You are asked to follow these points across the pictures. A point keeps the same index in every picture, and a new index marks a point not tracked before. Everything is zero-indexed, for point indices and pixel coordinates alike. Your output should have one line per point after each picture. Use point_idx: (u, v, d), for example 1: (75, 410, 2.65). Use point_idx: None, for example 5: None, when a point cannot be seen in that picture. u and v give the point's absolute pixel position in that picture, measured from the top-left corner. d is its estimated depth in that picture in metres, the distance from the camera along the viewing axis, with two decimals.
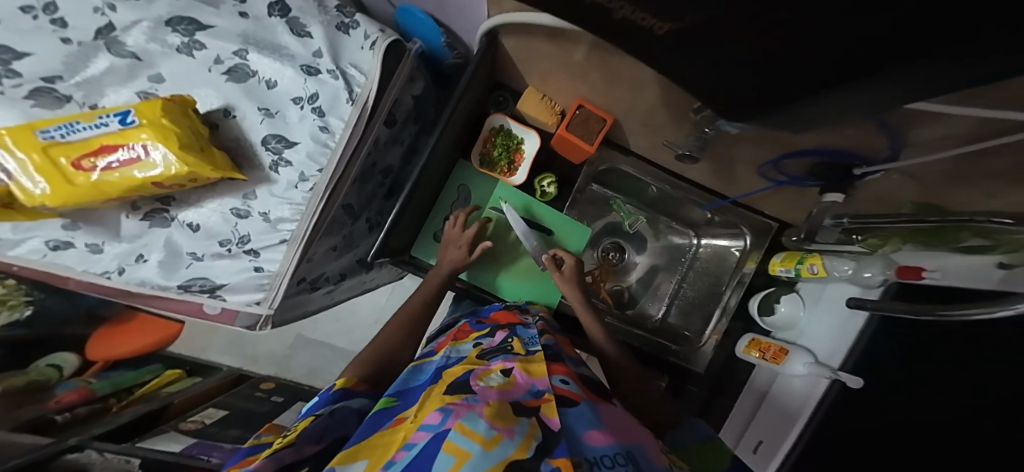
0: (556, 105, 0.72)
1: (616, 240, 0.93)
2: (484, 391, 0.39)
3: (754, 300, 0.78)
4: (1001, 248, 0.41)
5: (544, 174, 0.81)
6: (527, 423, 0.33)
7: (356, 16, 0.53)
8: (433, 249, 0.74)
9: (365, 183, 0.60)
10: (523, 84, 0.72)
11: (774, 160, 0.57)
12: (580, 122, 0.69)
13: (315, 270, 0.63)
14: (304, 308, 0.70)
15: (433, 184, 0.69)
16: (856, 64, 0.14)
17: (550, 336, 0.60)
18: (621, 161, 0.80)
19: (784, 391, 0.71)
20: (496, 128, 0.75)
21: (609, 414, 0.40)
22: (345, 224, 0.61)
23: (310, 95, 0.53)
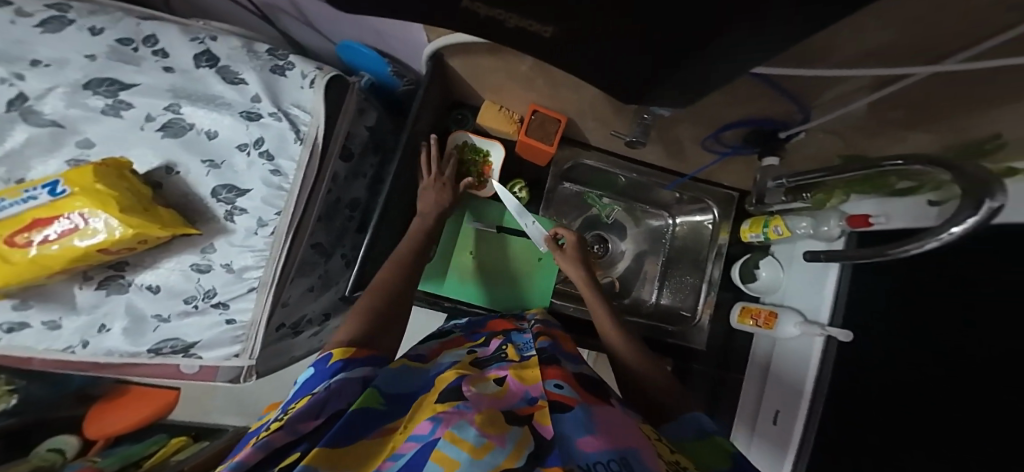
0: (514, 113, 0.74)
1: (598, 232, 0.95)
2: (477, 398, 0.38)
3: (736, 268, 0.82)
4: (928, 187, 0.43)
5: (515, 180, 0.82)
6: (518, 433, 0.33)
7: (288, 58, 0.54)
8: None
9: (329, 218, 0.59)
10: (480, 99, 0.74)
11: (712, 135, 0.60)
12: (537, 125, 0.71)
13: (291, 312, 0.61)
14: (294, 352, 0.67)
15: (404, 211, 0.69)
16: (717, 45, 0.16)
17: (547, 337, 0.59)
18: (584, 155, 0.83)
19: (782, 355, 0.72)
20: (460, 145, 0.74)
21: (608, 418, 0.40)
22: (316, 262, 0.60)
23: (255, 140, 0.53)
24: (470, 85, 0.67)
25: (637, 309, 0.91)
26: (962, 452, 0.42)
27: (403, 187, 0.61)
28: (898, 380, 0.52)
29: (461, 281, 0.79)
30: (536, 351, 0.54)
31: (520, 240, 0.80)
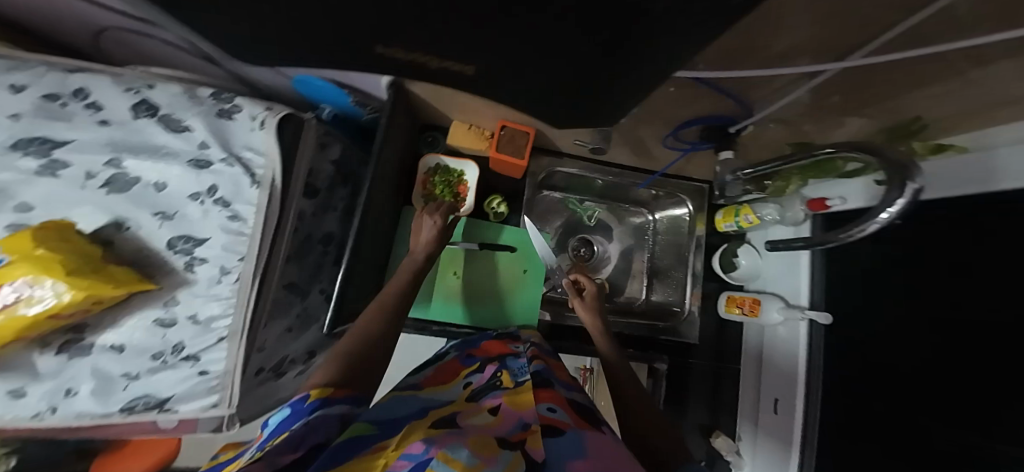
0: (484, 131, 0.75)
1: (582, 235, 0.96)
2: (470, 426, 0.39)
3: (716, 258, 0.84)
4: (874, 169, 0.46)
5: (493, 196, 0.83)
6: (509, 455, 0.33)
7: (235, 101, 0.54)
8: None
9: (298, 256, 0.58)
10: (449, 120, 0.74)
11: (670, 133, 0.63)
12: (506, 141, 0.73)
13: (271, 357, 0.59)
14: (279, 395, 0.64)
15: (382, 242, 0.67)
16: (622, 71, 0.17)
17: (541, 361, 0.60)
18: (558, 164, 0.84)
19: (772, 343, 0.73)
20: (433, 167, 0.75)
21: (598, 443, 0.38)
22: (290, 301, 0.59)
23: (207, 188, 0.52)
24: (438, 108, 0.68)
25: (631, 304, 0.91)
26: None
27: (377, 217, 0.60)
28: None
29: (448, 303, 0.78)
30: (530, 375, 0.54)
31: (504, 255, 0.81)
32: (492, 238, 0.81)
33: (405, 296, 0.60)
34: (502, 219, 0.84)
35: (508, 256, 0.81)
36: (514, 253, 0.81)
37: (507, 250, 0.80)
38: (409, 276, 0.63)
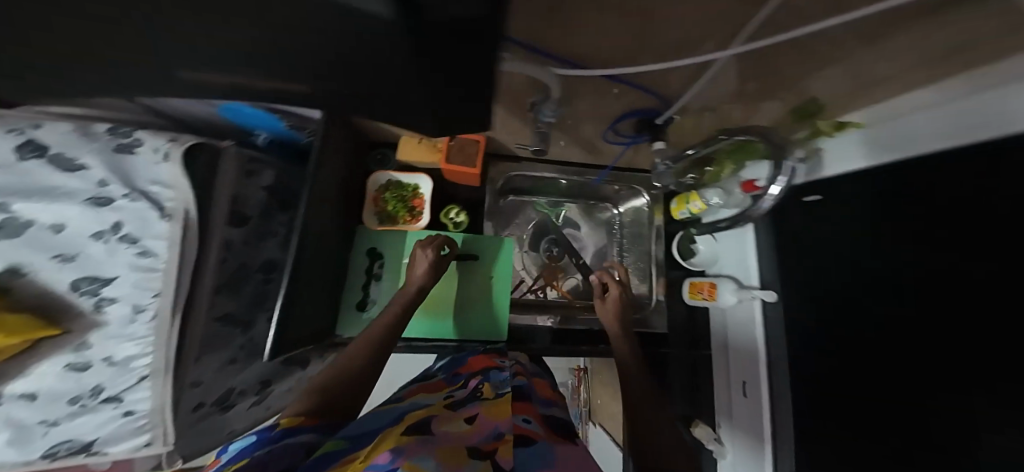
0: (435, 143, 0.74)
1: (553, 234, 0.98)
2: (445, 434, 0.40)
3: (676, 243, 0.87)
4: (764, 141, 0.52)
5: (449, 206, 0.82)
6: (477, 464, 0.35)
7: (134, 134, 0.54)
8: (359, 321, 0.70)
9: (229, 286, 0.58)
10: (396, 135, 0.74)
11: (608, 128, 0.67)
12: (457, 150, 0.73)
13: (212, 392, 0.59)
14: (231, 426, 0.64)
15: (334, 262, 0.66)
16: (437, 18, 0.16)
17: (524, 376, 0.60)
18: (514, 167, 0.88)
19: (734, 322, 0.76)
20: (383, 185, 0.73)
21: (567, 452, 0.40)
22: (227, 332, 0.58)
23: (111, 227, 0.52)
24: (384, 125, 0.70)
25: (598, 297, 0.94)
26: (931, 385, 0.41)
27: (322, 239, 0.59)
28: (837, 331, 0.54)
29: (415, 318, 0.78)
30: (511, 387, 0.54)
31: (468, 264, 0.81)
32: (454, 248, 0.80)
33: (390, 326, 0.60)
34: (462, 229, 0.84)
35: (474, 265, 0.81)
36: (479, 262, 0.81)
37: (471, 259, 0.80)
38: (397, 306, 0.63)
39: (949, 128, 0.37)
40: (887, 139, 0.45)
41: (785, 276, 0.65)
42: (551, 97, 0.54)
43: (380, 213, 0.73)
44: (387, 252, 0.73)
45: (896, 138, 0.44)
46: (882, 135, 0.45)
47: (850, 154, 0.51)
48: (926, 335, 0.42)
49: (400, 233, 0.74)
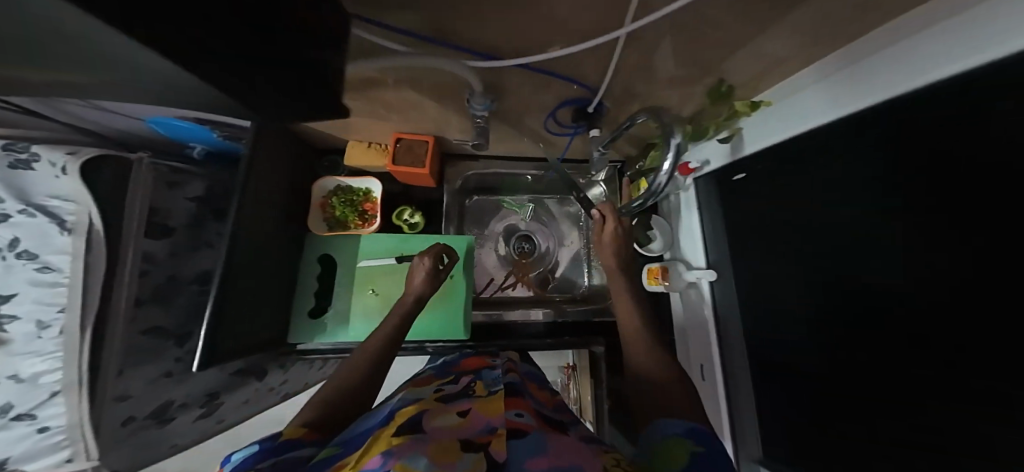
0: (383, 145, 0.75)
1: (523, 231, 1.04)
2: (435, 430, 0.38)
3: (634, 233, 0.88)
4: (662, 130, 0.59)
5: (402, 207, 0.83)
6: (472, 459, 0.33)
7: (31, 148, 0.51)
8: (309, 330, 0.71)
9: (154, 298, 0.52)
10: (345, 141, 0.75)
11: (549, 115, 0.71)
12: (404, 152, 0.73)
13: (146, 406, 0.51)
14: (172, 439, 0.60)
15: (284, 268, 0.67)
16: None
17: (515, 374, 0.59)
18: (471, 166, 0.93)
19: (692, 305, 0.82)
20: (331, 190, 0.72)
21: (561, 442, 0.39)
22: (156, 344, 0.53)
23: (9, 242, 0.47)
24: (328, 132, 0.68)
25: (562, 288, 1.01)
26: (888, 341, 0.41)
27: (263, 247, 0.58)
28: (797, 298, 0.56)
29: (367, 315, 0.74)
30: (502, 385, 0.53)
31: None
32: (413, 248, 0.79)
33: (387, 341, 0.60)
34: (419, 231, 0.84)
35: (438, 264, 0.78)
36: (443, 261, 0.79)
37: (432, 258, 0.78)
38: (395, 320, 0.64)
39: (833, 99, 0.43)
40: (783, 116, 0.52)
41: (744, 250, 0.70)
42: (474, 88, 0.54)
43: (329, 217, 0.73)
44: (341, 258, 0.75)
45: (788, 116, 0.51)
46: (782, 114, 0.52)
47: (760, 132, 0.57)
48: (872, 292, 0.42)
49: (353, 236, 0.75)
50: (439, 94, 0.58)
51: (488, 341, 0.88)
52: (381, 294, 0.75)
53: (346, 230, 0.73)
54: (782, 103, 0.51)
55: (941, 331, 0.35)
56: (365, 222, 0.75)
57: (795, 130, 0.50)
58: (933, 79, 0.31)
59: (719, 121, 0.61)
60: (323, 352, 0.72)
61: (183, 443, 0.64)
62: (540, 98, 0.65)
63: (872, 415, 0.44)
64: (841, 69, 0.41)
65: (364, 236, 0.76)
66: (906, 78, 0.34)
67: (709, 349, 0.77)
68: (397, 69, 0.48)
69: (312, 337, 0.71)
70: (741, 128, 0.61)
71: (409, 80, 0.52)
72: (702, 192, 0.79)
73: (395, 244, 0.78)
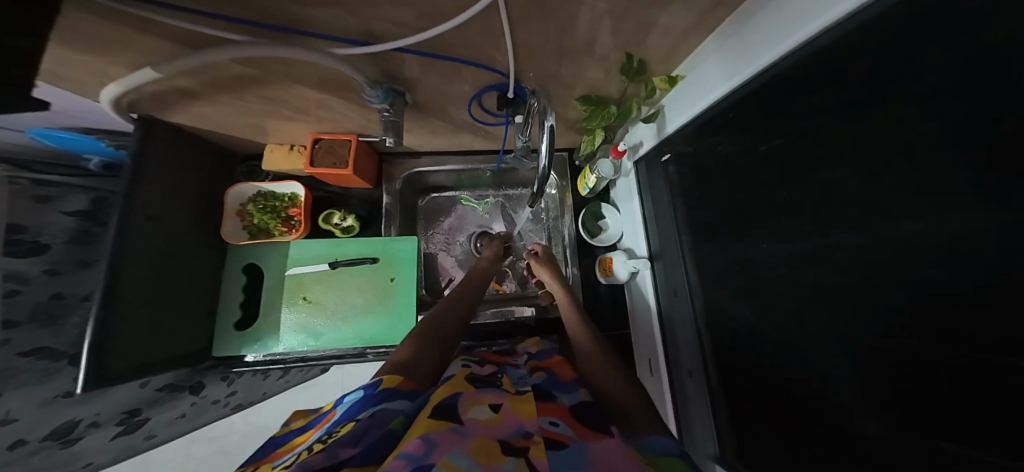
0: (304, 147, 0.72)
1: (482, 226, 1.01)
2: (473, 423, 0.40)
3: (583, 219, 0.93)
4: (594, 115, 0.67)
5: (331, 211, 0.81)
6: (513, 463, 0.34)
7: None
8: (234, 342, 0.71)
9: (34, 320, 0.54)
10: (263, 144, 0.72)
11: (474, 98, 0.67)
12: (324, 152, 0.69)
13: (44, 428, 0.57)
14: (86, 458, 0.68)
15: (200, 278, 0.66)
16: None
17: (542, 372, 0.62)
18: (415, 163, 0.90)
19: (640, 289, 0.85)
20: (250, 198, 0.70)
21: (602, 451, 0.39)
22: (42, 366, 0.55)
23: None
24: (235, 135, 0.65)
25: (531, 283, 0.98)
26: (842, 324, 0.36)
27: (162, 260, 0.56)
28: (749, 283, 0.52)
29: (300, 327, 0.73)
30: (531, 386, 0.55)
31: (363, 270, 0.78)
32: (347, 253, 0.79)
33: (457, 321, 0.69)
34: (354, 234, 0.83)
35: (372, 268, 0.79)
36: (376, 263, 0.79)
37: (366, 261, 0.78)
38: (462, 305, 0.74)
39: (726, 70, 0.47)
40: (691, 94, 0.57)
41: (686, 231, 0.69)
42: (358, 80, 0.51)
43: (252, 226, 0.72)
44: (269, 267, 0.74)
45: (694, 92, 0.56)
46: (692, 89, 0.56)
47: (674, 111, 0.63)
48: (832, 282, 0.37)
49: (280, 243, 0.74)
50: (339, 89, 0.54)
51: (490, 342, 0.88)
52: (313, 301, 0.75)
53: (269, 237, 0.72)
54: (692, 79, 0.56)
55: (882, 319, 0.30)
56: (290, 228, 0.74)
57: (701, 104, 0.55)
58: (815, 29, 0.32)
59: (642, 100, 0.67)
60: (254, 365, 0.71)
61: (98, 461, 0.73)
62: (454, 87, 0.62)
63: (830, 414, 0.39)
64: (749, 19, 0.41)
65: (292, 243, 0.75)
66: (785, 35, 0.36)
67: (655, 351, 0.79)
68: (257, 61, 0.43)
69: (234, 350, 0.70)
70: (663, 105, 0.67)
71: (288, 77, 0.49)
72: (644, 175, 0.82)
73: (331, 251, 0.77)
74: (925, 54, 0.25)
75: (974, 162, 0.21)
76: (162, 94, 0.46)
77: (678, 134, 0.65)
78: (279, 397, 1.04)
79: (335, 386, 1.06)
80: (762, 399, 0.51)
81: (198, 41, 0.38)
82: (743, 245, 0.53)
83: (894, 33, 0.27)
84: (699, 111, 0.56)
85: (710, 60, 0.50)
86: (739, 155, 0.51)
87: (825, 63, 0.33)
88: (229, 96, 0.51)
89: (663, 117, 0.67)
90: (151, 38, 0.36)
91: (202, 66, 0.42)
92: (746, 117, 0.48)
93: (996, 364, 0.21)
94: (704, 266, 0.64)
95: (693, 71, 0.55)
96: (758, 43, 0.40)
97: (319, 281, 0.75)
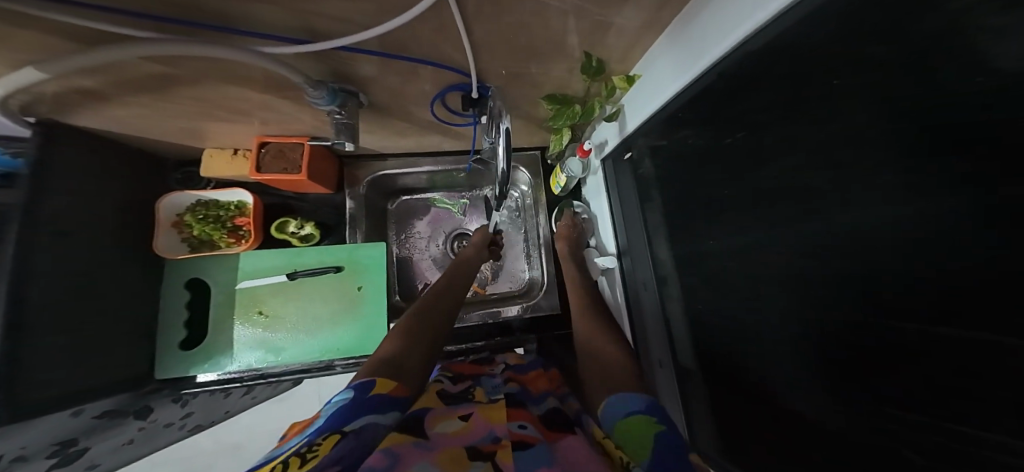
0: (251, 150, 0.67)
1: (459, 229, 0.97)
2: (440, 437, 0.39)
3: (556, 219, 0.92)
4: (558, 118, 0.66)
5: (286, 219, 0.77)
6: (479, 465, 0.33)
7: None
8: (180, 363, 0.66)
9: None
10: (202, 148, 0.66)
11: (435, 98, 0.63)
12: (272, 157, 0.64)
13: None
14: None
15: (132, 296, 0.60)
16: None
17: (515, 382, 0.60)
18: (381, 166, 0.86)
19: (609, 287, 0.86)
20: (188, 207, 0.65)
21: (569, 448, 0.38)
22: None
23: None
24: (167, 140, 0.60)
25: (510, 283, 0.96)
26: (813, 334, 0.35)
27: (83, 278, 0.50)
28: (724, 286, 0.51)
29: (259, 341, 0.69)
30: (502, 394, 0.54)
31: (326, 279, 0.74)
32: (308, 263, 0.74)
33: (447, 305, 0.67)
34: (314, 243, 0.78)
35: (336, 277, 0.75)
36: (341, 272, 0.75)
37: (330, 271, 0.74)
38: (453, 294, 0.71)
39: (682, 65, 0.46)
40: (647, 93, 0.57)
41: (654, 230, 0.68)
42: (298, 81, 0.46)
43: (190, 239, 0.67)
44: (217, 280, 0.69)
45: (650, 90, 0.55)
46: (650, 86, 0.55)
47: (635, 109, 0.62)
48: (804, 290, 0.36)
49: (229, 255, 0.69)
50: (282, 89, 0.50)
51: (479, 347, 0.85)
52: (270, 315, 0.70)
53: (213, 250, 0.68)
54: (649, 77, 0.54)
55: (859, 333, 0.29)
56: (238, 238, 0.69)
57: (657, 102, 0.54)
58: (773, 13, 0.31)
59: (604, 99, 0.66)
60: (207, 385, 0.68)
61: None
62: (412, 87, 0.58)
63: (803, 428, 0.38)
64: (701, 12, 0.40)
65: (242, 255, 0.71)
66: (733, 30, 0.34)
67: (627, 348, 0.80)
68: (173, 58, 0.38)
69: (179, 371, 0.66)
70: (623, 104, 0.66)
71: (222, 73, 0.43)
72: (611, 174, 0.81)
73: (289, 261, 0.73)
74: (894, 49, 0.23)
75: (955, 175, 0.20)
76: (60, 95, 0.41)
77: (639, 132, 0.64)
78: (247, 412, 0.98)
79: (309, 398, 1.00)
80: (737, 406, 0.50)
81: (93, 35, 0.33)
82: (713, 247, 0.52)
83: (865, 24, 0.25)
84: (658, 108, 0.55)
85: (665, 59, 0.50)
86: (706, 155, 0.49)
87: (791, 58, 0.32)
88: (155, 95, 0.46)
89: (624, 115, 0.66)
90: (32, 32, 0.31)
91: (105, 64, 0.37)
92: (709, 120, 0.47)
93: (985, 395, 0.20)
94: (673, 267, 0.64)
95: (649, 68, 0.54)
96: (712, 37, 0.39)
97: (276, 293, 0.71)
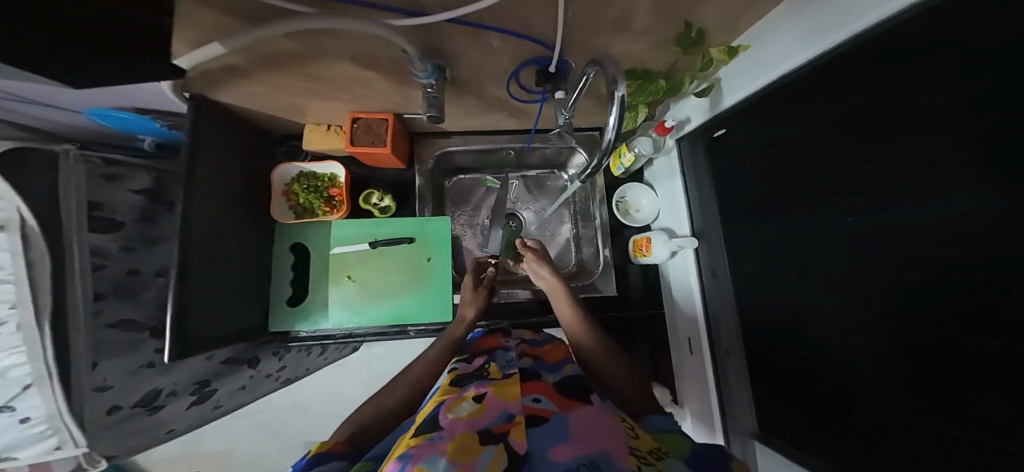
0: (342, 127, 0.73)
1: (510, 209, 1.01)
2: (452, 423, 0.39)
3: (614, 202, 0.93)
4: (639, 93, 0.66)
5: (370, 191, 0.82)
6: (492, 451, 0.34)
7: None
8: (287, 318, 0.74)
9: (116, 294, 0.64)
10: (303, 124, 0.73)
11: (510, 78, 0.66)
12: (363, 132, 0.69)
13: (130, 397, 0.67)
14: (171, 425, 0.82)
15: (253, 256, 0.69)
16: None
17: (528, 357, 0.61)
18: (446, 143, 0.90)
19: (673, 267, 0.86)
20: (294, 177, 0.72)
21: (583, 419, 0.40)
22: (127, 338, 0.66)
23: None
24: (279, 116, 0.67)
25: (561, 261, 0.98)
26: None
27: (222, 238, 0.58)
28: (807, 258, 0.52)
29: (349, 303, 0.76)
30: (516, 368, 0.55)
31: (400, 248, 0.80)
32: (385, 233, 0.80)
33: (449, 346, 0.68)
34: (391, 214, 0.84)
35: (409, 247, 0.81)
36: (414, 243, 0.81)
37: (404, 241, 0.80)
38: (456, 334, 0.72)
39: (794, 40, 0.44)
40: (752, 67, 0.54)
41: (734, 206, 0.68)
42: (409, 54, 0.49)
43: (294, 205, 0.74)
44: (313, 245, 0.77)
45: (756, 61, 0.53)
46: (756, 59, 0.53)
47: (733, 84, 0.61)
48: None
49: (325, 222, 0.76)
50: (388, 66, 0.54)
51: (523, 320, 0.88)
52: (357, 280, 0.77)
53: (314, 217, 0.75)
54: (757, 47, 0.52)
55: None
56: (332, 207, 0.76)
57: (760, 79, 0.53)
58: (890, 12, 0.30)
59: (695, 72, 0.65)
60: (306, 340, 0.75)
61: (179, 428, 0.87)
62: (497, 64, 0.61)
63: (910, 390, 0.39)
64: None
65: (333, 223, 0.78)
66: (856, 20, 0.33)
67: (693, 329, 0.79)
68: (311, 34, 0.42)
69: (288, 326, 0.75)
70: (718, 79, 0.65)
71: (342, 52, 0.48)
72: (686, 154, 0.80)
73: (369, 231, 0.79)
74: None
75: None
76: (216, 71, 0.47)
77: (733, 109, 0.63)
78: (319, 373, 1.08)
79: (377, 363, 1.08)
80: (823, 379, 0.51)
81: (260, 14, 0.37)
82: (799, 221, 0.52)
83: None
84: (760, 83, 0.53)
85: (775, 28, 0.48)
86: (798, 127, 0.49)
87: None
88: (281, 71, 0.51)
89: (719, 90, 0.65)
90: (220, 13, 0.35)
91: (261, 42, 0.42)
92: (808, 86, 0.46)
93: None
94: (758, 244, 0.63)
95: (758, 39, 0.52)
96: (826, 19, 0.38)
97: (359, 260, 0.78)
